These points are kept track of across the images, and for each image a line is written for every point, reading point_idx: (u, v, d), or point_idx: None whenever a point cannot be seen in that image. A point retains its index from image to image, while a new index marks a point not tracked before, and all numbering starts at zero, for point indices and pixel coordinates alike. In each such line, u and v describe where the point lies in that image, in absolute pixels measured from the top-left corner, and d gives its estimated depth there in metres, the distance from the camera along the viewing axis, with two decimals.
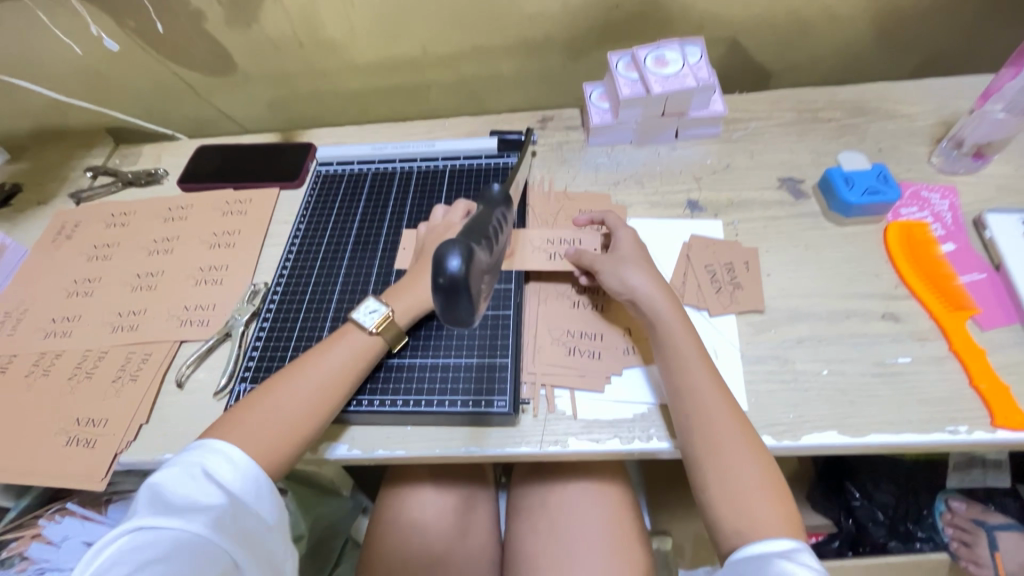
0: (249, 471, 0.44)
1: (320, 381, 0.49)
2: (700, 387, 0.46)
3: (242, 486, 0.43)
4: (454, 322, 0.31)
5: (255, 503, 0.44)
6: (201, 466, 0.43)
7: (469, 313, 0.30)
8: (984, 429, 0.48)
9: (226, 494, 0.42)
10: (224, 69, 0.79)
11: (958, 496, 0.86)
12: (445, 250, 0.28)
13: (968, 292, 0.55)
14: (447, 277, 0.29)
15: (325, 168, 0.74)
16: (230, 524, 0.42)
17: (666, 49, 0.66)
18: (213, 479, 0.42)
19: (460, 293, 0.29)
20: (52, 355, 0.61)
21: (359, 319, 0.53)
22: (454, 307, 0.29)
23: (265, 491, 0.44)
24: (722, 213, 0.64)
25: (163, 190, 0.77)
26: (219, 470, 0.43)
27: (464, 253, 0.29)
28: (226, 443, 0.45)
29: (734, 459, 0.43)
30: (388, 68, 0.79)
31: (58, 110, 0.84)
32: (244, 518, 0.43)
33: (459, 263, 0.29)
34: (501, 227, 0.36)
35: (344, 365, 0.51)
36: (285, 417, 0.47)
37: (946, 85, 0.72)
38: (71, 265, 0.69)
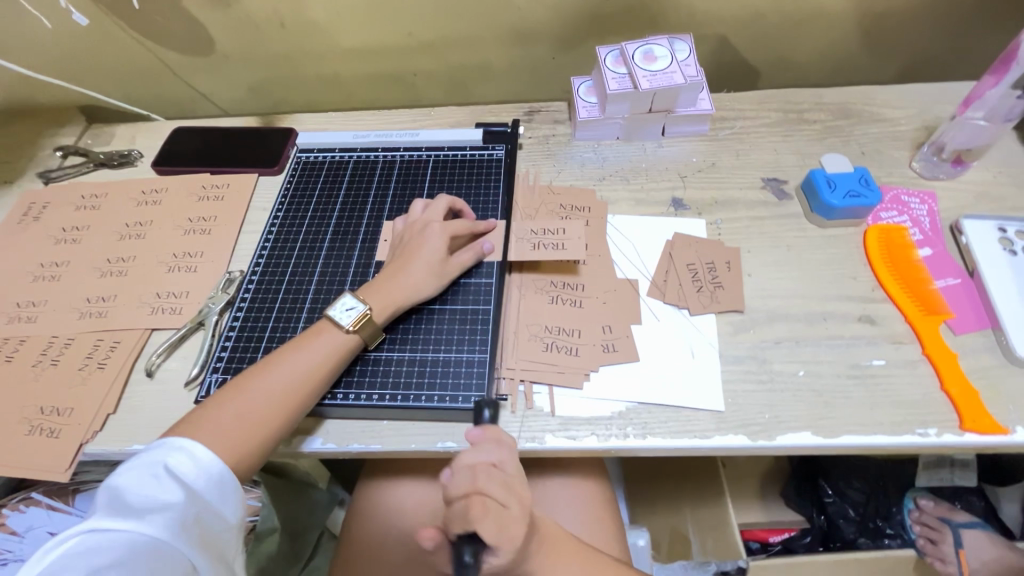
0: (214, 469, 0.43)
1: (300, 377, 0.48)
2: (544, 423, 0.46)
3: (207, 484, 0.43)
4: None
5: (219, 501, 0.43)
6: (163, 464, 0.42)
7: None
8: (953, 431, 0.48)
9: (191, 492, 0.42)
10: (202, 49, 0.76)
11: (926, 494, 0.89)
12: None
13: (943, 297, 0.56)
14: None
15: (306, 155, 0.72)
16: (193, 524, 0.41)
17: (654, 44, 0.66)
18: (176, 477, 0.42)
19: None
20: (17, 341, 0.59)
21: (334, 317, 0.52)
22: None
23: (229, 489, 0.44)
24: (706, 212, 0.64)
25: (137, 172, 0.75)
26: (182, 467, 0.42)
27: None
28: (189, 440, 0.44)
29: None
30: (373, 55, 0.77)
31: (26, 85, 0.81)
32: (207, 517, 0.42)
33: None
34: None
35: (321, 360, 0.50)
36: (265, 412, 0.47)
37: (930, 91, 0.73)
38: (37, 248, 0.67)
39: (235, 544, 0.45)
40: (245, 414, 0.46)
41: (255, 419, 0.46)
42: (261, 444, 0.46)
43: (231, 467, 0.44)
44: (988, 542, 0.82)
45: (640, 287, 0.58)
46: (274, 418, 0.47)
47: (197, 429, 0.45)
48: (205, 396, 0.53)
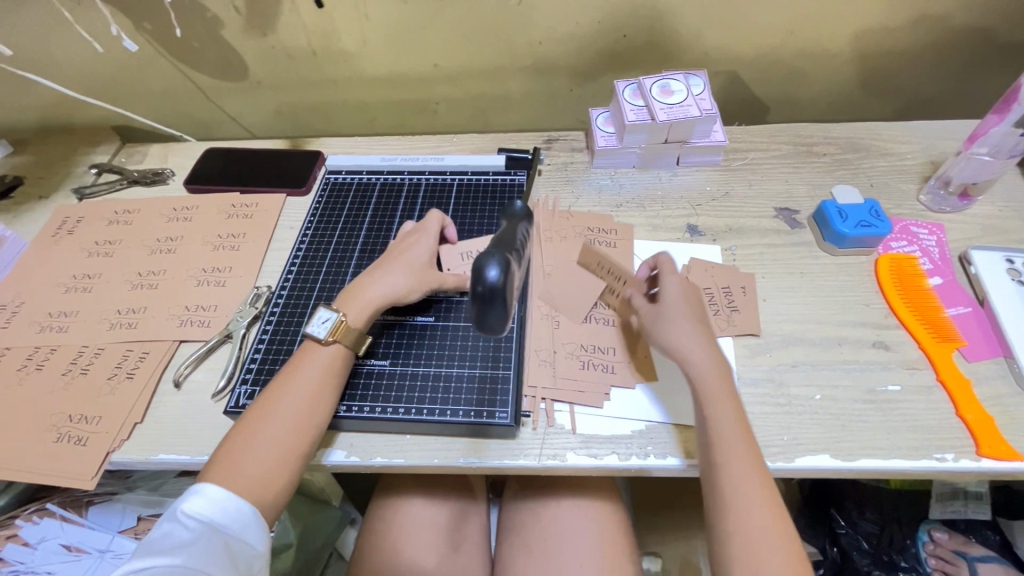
0: (231, 506, 0.43)
1: (303, 397, 0.49)
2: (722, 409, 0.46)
3: (224, 519, 0.43)
4: (483, 324, 0.37)
5: (241, 534, 0.43)
6: (182, 506, 0.43)
7: (498, 321, 0.37)
8: (970, 457, 0.49)
9: (210, 528, 0.42)
10: (237, 76, 0.80)
11: (941, 526, 0.88)
12: (483, 262, 0.35)
13: (955, 325, 0.57)
14: (484, 286, 0.35)
15: (333, 176, 0.75)
16: (217, 558, 0.42)
17: (671, 78, 0.69)
18: (194, 518, 0.42)
19: (494, 298, 0.36)
20: (47, 350, 0.60)
21: (312, 331, 0.51)
22: (488, 311, 0.36)
23: (250, 520, 0.44)
24: (721, 238, 0.66)
25: (169, 189, 0.77)
26: (201, 508, 0.43)
27: (501, 266, 0.36)
28: (205, 481, 0.44)
29: (743, 477, 0.43)
30: (400, 84, 0.81)
31: (65, 105, 0.84)
32: (233, 547, 0.43)
33: (495, 273, 0.35)
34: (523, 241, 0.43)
35: (324, 373, 0.50)
36: (278, 434, 0.47)
37: (934, 127, 0.76)
38: (70, 260, 0.69)
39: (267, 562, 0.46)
40: (256, 437, 0.46)
41: (266, 444, 0.46)
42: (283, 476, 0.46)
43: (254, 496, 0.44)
44: None
45: None
46: (288, 441, 0.47)
47: (211, 464, 0.46)
48: (233, 406, 0.53)
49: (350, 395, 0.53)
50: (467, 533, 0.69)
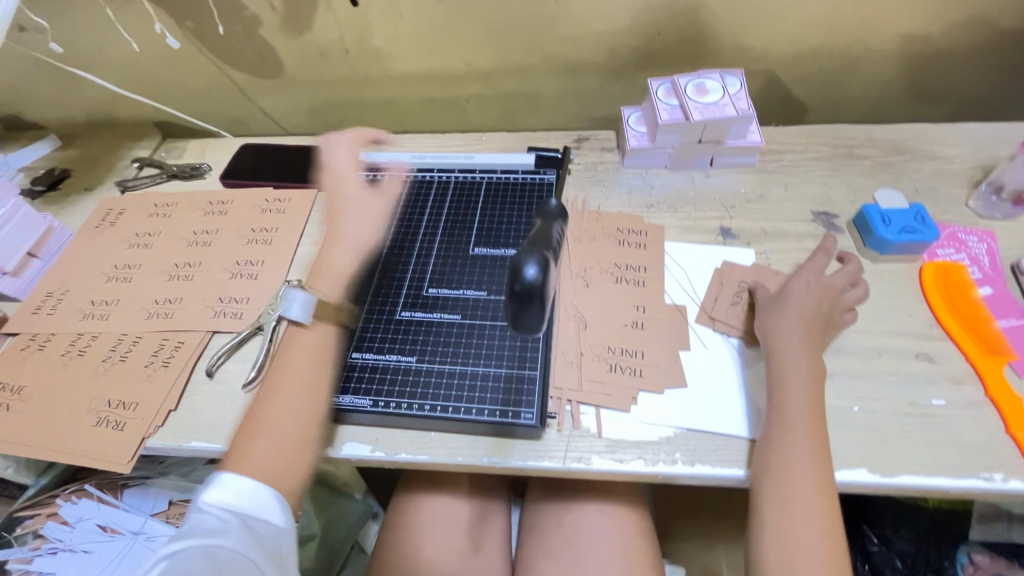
0: (253, 491, 0.45)
1: (305, 380, 0.51)
2: (799, 427, 0.47)
3: (254, 504, 0.45)
4: (520, 326, 0.33)
5: (267, 516, 0.45)
6: (204, 497, 0.45)
7: (534, 324, 0.33)
8: (1020, 478, 0.47)
9: (240, 514, 0.45)
10: (274, 73, 0.82)
11: (981, 549, 0.83)
12: (521, 258, 0.31)
13: (1006, 338, 0.54)
14: (521, 284, 0.32)
15: (364, 173, 0.75)
16: (250, 541, 0.45)
17: (706, 77, 0.68)
18: (219, 507, 0.45)
19: (533, 299, 0.32)
20: (89, 337, 0.63)
21: (290, 315, 0.55)
22: (524, 312, 0.32)
23: (278, 504, 0.46)
24: (755, 242, 0.64)
25: (206, 184, 0.79)
26: (227, 497, 0.45)
27: (539, 263, 0.32)
28: (223, 471, 0.47)
29: (800, 502, 0.45)
30: (431, 82, 0.81)
31: (110, 101, 0.87)
32: (262, 531, 0.45)
33: (534, 272, 0.32)
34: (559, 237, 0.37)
35: (317, 372, 0.52)
36: (287, 423, 0.49)
37: (985, 130, 0.72)
38: (111, 251, 0.71)
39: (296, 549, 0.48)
40: (270, 427, 0.49)
41: (279, 431, 0.48)
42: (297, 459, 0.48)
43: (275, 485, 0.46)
44: None
45: (689, 313, 0.59)
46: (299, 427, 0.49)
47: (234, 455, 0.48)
48: None
49: (378, 390, 0.53)
50: (488, 533, 0.69)
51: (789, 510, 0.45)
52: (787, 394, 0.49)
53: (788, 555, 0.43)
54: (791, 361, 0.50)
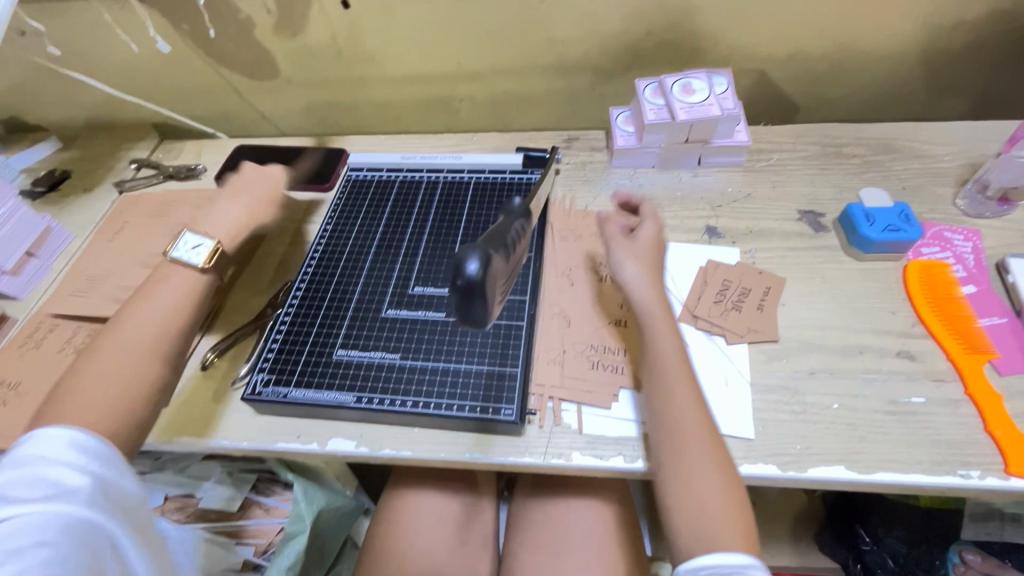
0: (91, 444, 0.43)
1: (167, 309, 0.52)
2: (671, 376, 0.49)
3: (110, 461, 0.43)
4: (468, 319, 0.36)
5: (110, 473, 0.43)
6: (19, 455, 0.42)
7: (481, 315, 0.35)
8: (997, 475, 0.47)
9: (95, 471, 0.42)
10: (268, 75, 0.83)
11: (973, 548, 0.83)
12: (464, 256, 0.34)
13: (987, 336, 0.54)
14: (465, 279, 0.34)
15: (355, 173, 0.76)
16: (92, 499, 0.41)
17: (693, 77, 0.68)
18: (46, 460, 0.41)
19: (474, 294, 0.34)
20: (84, 333, 0.64)
21: (183, 257, 0.55)
22: (470, 306, 0.34)
23: (131, 464, 0.45)
24: (740, 241, 0.65)
25: (201, 184, 0.81)
26: (71, 452, 0.42)
27: (481, 260, 0.34)
28: (41, 429, 0.43)
29: (695, 451, 0.45)
30: (423, 83, 0.82)
31: (110, 103, 0.89)
32: (119, 492, 0.43)
33: (476, 268, 0.34)
34: (517, 236, 0.40)
35: (170, 313, 0.52)
36: (148, 361, 0.49)
37: (975, 128, 0.72)
38: (107, 249, 0.73)
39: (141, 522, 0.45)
40: (138, 367, 0.48)
41: (149, 369, 0.48)
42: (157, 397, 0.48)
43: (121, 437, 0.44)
44: None
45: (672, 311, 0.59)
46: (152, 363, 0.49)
47: (61, 410, 0.45)
48: (250, 394, 0.55)
49: (362, 386, 0.54)
50: (476, 529, 0.70)
51: (682, 459, 0.46)
52: (654, 343, 0.51)
53: (696, 507, 0.44)
54: (651, 308, 0.52)
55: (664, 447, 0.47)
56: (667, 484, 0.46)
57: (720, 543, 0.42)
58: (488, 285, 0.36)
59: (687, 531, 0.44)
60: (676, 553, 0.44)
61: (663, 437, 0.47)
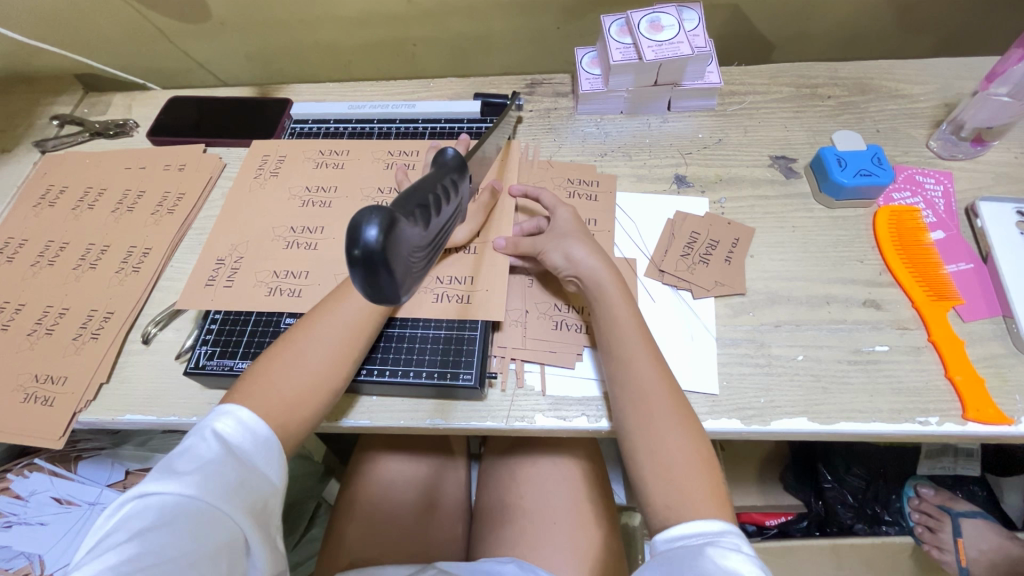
0: (260, 434, 0.44)
1: (347, 323, 0.49)
2: (630, 343, 0.48)
3: (253, 446, 0.43)
4: (379, 301, 0.26)
5: (262, 463, 0.43)
6: (212, 428, 0.43)
7: (392, 294, 0.25)
8: (954, 421, 0.47)
9: (232, 454, 0.42)
10: (198, 17, 0.74)
11: (927, 482, 0.88)
12: (360, 216, 0.24)
13: (953, 282, 0.54)
14: (363, 249, 0.24)
15: (300, 126, 0.70)
16: (232, 488, 0.41)
17: (661, 12, 0.63)
18: (223, 440, 0.43)
19: (379, 268, 0.24)
20: (13, 309, 0.59)
21: None
22: (374, 286, 0.24)
23: (275, 454, 0.44)
24: (709, 190, 0.62)
25: (134, 142, 0.74)
26: (227, 428, 0.43)
27: (385, 222, 0.24)
28: (235, 405, 0.45)
29: (665, 423, 0.45)
30: (372, 24, 0.75)
31: (21, 52, 0.79)
32: (251, 480, 0.42)
33: (378, 234, 0.24)
34: (449, 194, 0.31)
35: (359, 317, 0.49)
36: (321, 364, 0.47)
37: (952, 64, 0.69)
38: (30, 216, 0.66)
39: (276, 521, 0.44)
40: (303, 365, 0.47)
41: (312, 367, 0.47)
42: (313, 406, 0.47)
43: (276, 428, 0.45)
44: (988, 531, 0.82)
45: (638, 266, 0.57)
46: (325, 365, 0.47)
47: (228, 396, 0.46)
48: (193, 367, 0.52)
49: None
50: (448, 489, 0.69)
51: (650, 426, 0.45)
52: (609, 314, 0.49)
53: (667, 479, 0.43)
54: (598, 279, 0.50)
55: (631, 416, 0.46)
56: (635, 450, 0.45)
57: (688, 513, 0.41)
58: (401, 256, 0.25)
59: (658, 496, 0.43)
60: (653, 526, 0.43)
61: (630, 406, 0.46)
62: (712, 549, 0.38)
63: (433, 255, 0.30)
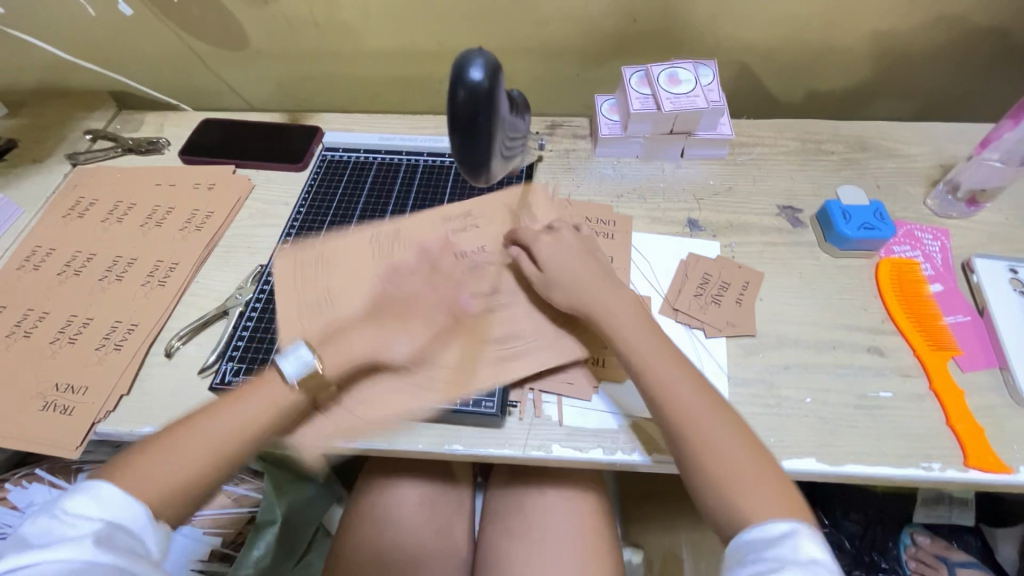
0: (125, 499, 0.40)
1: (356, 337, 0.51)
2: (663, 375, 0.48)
3: (119, 508, 0.40)
4: (466, 158, 0.37)
5: (137, 525, 0.40)
6: (64, 507, 0.39)
7: (479, 151, 0.36)
8: (957, 467, 0.49)
9: (100, 519, 0.39)
10: (238, 46, 0.78)
11: (923, 529, 0.89)
12: (467, 66, 0.33)
13: (951, 334, 0.56)
14: (466, 91, 0.33)
15: (330, 153, 0.73)
16: (113, 544, 0.38)
17: (679, 67, 0.67)
18: (84, 513, 0.39)
19: (478, 104, 0.34)
20: (37, 316, 0.60)
21: (287, 372, 0.49)
22: (472, 144, 0.35)
23: (147, 518, 0.41)
24: (720, 235, 0.65)
25: (165, 160, 0.76)
26: (84, 502, 0.39)
27: (485, 69, 0.34)
28: (91, 482, 0.41)
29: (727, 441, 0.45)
30: (403, 61, 0.79)
31: (62, 69, 0.82)
32: (130, 538, 0.39)
33: (479, 76, 0.34)
34: (518, 109, 0.41)
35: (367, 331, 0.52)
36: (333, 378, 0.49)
37: (946, 129, 0.74)
38: (59, 226, 0.68)
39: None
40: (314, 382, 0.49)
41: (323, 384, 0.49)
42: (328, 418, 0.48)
43: None
44: None
45: (653, 304, 0.59)
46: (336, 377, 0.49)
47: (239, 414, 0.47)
48: (219, 383, 0.54)
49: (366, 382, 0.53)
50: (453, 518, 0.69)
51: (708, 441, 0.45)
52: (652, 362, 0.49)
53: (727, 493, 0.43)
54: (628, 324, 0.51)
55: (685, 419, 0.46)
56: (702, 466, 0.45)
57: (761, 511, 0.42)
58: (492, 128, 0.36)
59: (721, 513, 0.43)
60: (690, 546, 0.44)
61: (668, 414, 0.47)
62: (777, 550, 0.39)
63: (508, 147, 0.41)
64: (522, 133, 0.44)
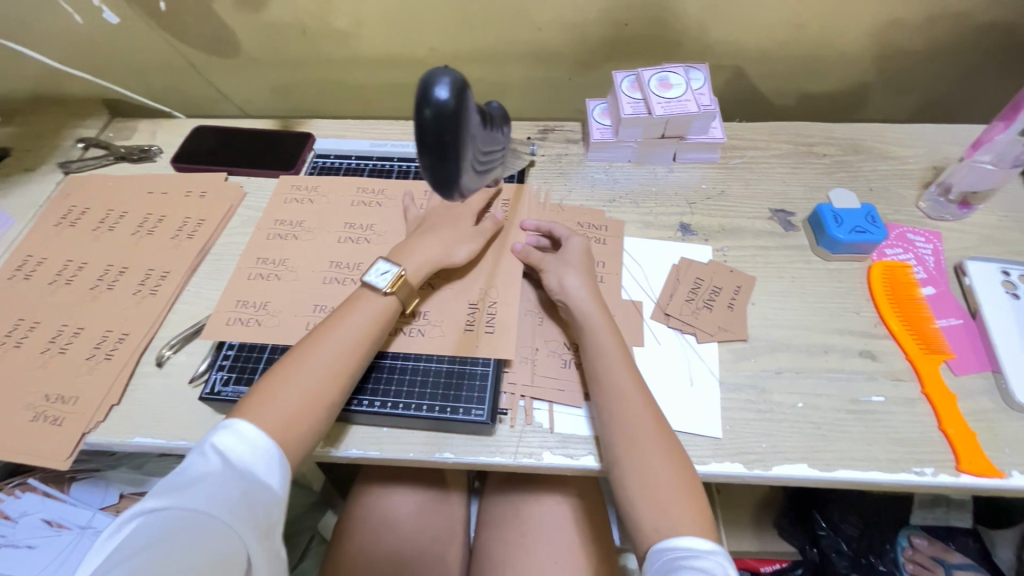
0: (262, 445, 0.44)
1: (350, 339, 0.51)
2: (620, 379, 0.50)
3: (255, 457, 0.44)
4: (440, 180, 0.34)
5: (265, 474, 0.44)
6: (212, 443, 0.44)
7: (449, 174, 0.34)
8: (949, 472, 0.49)
9: (234, 465, 0.43)
10: (230, 53, 0.78)
11: (921, 532, 0.90)
12: (433, 84, 0.31)
13: (943, 337, 0.56)
14: (432, 109, 0.31)
15: (322, 160, 0.74)
16: (233, 497, 0.41)
17: (670, 71, 0.67)
18: (221, 453, 0.44)
19: (445, 123, 0.31)
20: (27, 326, 0.60)
21: (371, 282, 0.54)
22: (441, 167, 0.33)
23: (278, 464, 0.45)
24: (712, 239, 0.65)
25: (157, 167, 0.76)
26: (227, 443, 0.44)
27: (452, 87, 0.32)
28: (235, 420, 0.46)
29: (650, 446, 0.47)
30: (395, 67, 0.79)
31: (54, 78, 0.82)
32: (253, 491, 0.43)
33: (446, 95, 0.31)
34: (495, 122, 0.39)
35: (363, 335, 0.51)
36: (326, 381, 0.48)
37: (939, 130, 0.74)
38: (50, 235, 0.68)
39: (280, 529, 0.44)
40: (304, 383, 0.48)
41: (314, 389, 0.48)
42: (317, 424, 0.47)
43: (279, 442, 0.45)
44: None
45: (645, 309, 0.59)
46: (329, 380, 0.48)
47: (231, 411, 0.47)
48: (209, 393, 0.54)
49: (361, 389, 0.53)
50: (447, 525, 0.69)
51: (637, 448, 0.47)
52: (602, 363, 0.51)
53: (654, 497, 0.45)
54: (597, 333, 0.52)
55: (621, 431, 0.48)
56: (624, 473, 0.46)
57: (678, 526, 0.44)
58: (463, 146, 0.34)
59: (647, 520, 0.45)
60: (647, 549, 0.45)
61: (618, 423, 0.48)
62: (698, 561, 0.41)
63: (484, 166, 0.39)
64: (500, 144, 0.41)
